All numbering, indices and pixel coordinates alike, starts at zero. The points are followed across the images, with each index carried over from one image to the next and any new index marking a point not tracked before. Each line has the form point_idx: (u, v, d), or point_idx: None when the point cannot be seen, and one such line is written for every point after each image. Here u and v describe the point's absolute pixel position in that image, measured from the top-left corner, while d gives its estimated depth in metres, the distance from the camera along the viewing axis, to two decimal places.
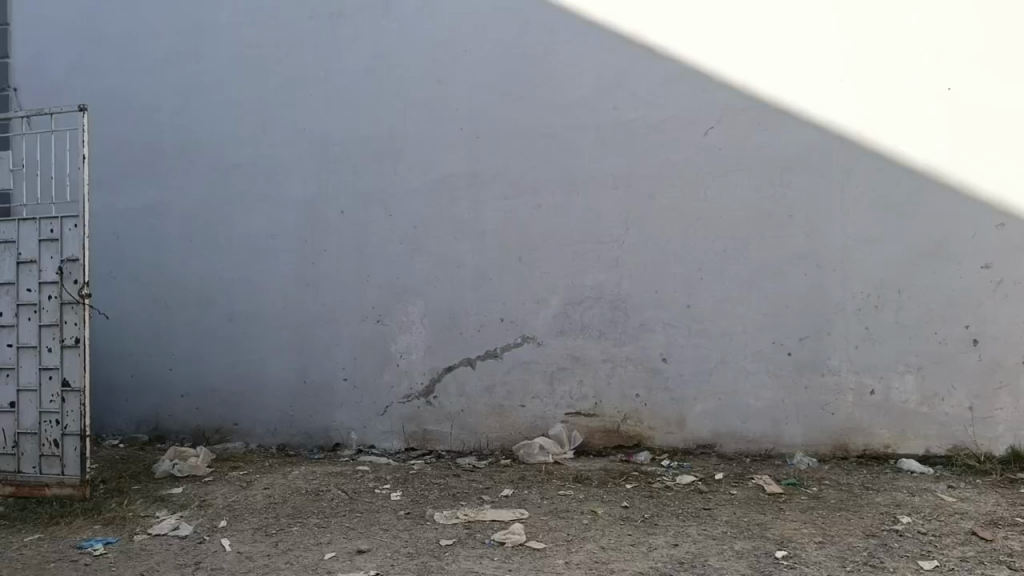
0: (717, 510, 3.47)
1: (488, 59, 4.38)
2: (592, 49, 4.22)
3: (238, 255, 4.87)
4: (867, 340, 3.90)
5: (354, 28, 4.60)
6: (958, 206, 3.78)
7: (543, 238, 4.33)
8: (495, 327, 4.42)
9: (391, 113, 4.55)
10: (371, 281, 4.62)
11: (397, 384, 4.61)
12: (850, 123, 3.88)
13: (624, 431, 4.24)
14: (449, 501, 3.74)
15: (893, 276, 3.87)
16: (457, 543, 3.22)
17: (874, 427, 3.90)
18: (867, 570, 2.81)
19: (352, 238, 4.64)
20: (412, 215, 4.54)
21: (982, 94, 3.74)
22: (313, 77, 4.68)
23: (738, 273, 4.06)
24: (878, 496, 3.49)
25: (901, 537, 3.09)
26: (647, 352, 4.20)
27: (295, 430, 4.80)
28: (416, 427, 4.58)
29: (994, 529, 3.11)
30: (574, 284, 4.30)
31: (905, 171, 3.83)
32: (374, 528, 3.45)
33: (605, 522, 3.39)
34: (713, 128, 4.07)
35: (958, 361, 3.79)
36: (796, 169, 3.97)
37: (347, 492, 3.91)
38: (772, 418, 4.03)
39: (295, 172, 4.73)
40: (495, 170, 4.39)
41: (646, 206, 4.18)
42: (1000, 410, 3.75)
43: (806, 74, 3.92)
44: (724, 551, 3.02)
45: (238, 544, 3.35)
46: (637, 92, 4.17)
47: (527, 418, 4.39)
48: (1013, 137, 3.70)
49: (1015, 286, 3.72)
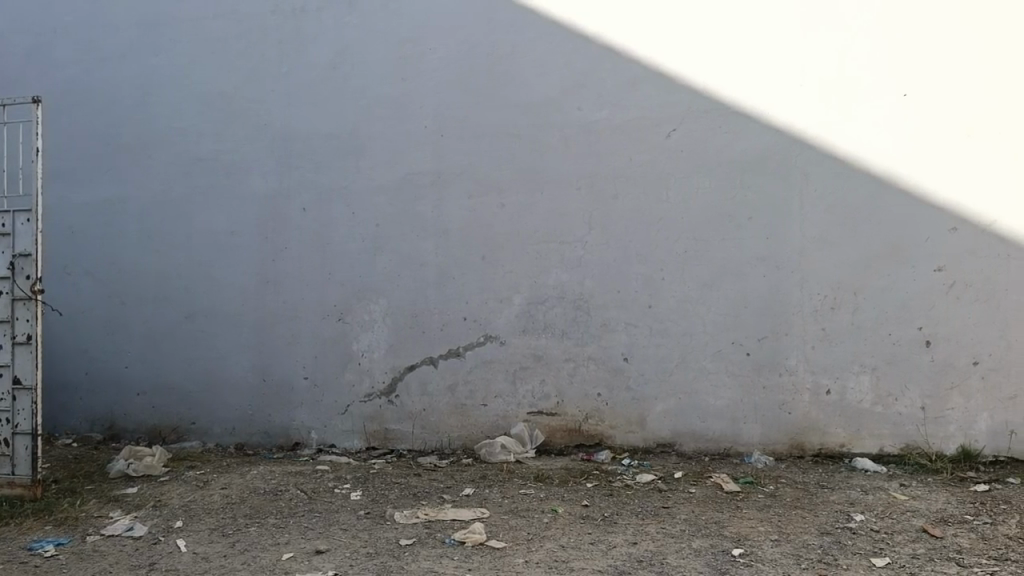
0: (676, 508, 3.51)
1: (454, 58, 4.37)
2: (557, 49, 4.23)
3: (197, 251, 4.80)
4: (823, 341, 3.97)
5: (318, 24, 4.55)
6: (913, 210, 3.85)
7: (507, 237, 4.33)
8: (457, 326, 4.41)
9: (355, 109, 4.51)
10: (333, 279, 4.58)
11: (357, 383, 4.57)
12: (809, 128, 3.94)
13: (585, 430, 4.27)
14: (410, 500, 3.73)
15: (850, 279, 3.93)
16: (417, 543, 3.21)
17: (830, 427, 3.97)
18: (821, 567, 2.86)
19: (314, 235, 4.60)
20: (375, 213, 4.50)
21: (937, 100, 3.81)
22: (276, 72, 4.63)
23: (699, 274, 4.10)
24: (833, 495, 3.56)
25: (855, 534, 3.15)
26: (609, 352, 4.22)
27: (255, 429, 4.75)
28: (378, 426, 4.55)
29: (944, 527, 3.18)
30: (537, 284, 4.31)
31: (861, 175, 3.90)
32: (333, 528, 3.42)
33: (565, 521, 3.40)
34: (676, 130, 4.10)
35: (911, 361, 3.87)
36: (756, 172, 4.02)
37: (306, 492, 3.88)
38: (731, 417, 4.08)
39: (256, 167, 4.68)
40: (459, 169, 4.38)
41: (610, 206, 4.20)
42: (951, 409, 3.83)
43: (768, 77, 3.97)
44: (682, 549, 3.05)
45: (194, 544, 3.30)
46: (601, 92, 4.18)
47: (489, 417, 4.39)
48: (967, 142, 3.78)
49: (966, 289, 3.81)
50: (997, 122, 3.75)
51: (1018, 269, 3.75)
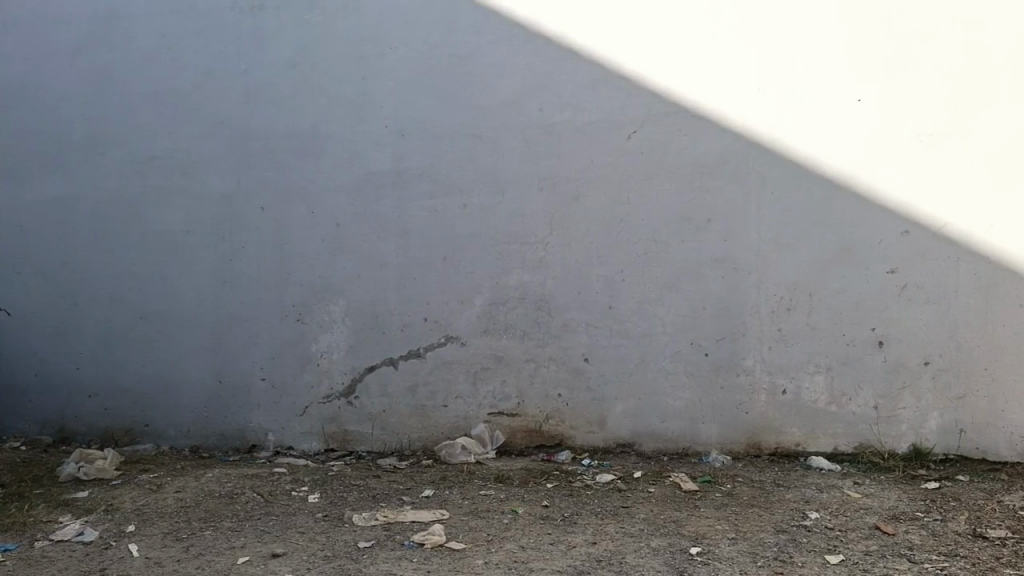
0: (635, 508, 3.53)
1: (415, 57, 4.34)
2: (518, 50, 4.22)
3: (152, 250, 4.71)
4: (780, 342, 4.02)
5: (277, 21, 4.49)
6: (867, 214, 3.91)
7: (468, 238, 4.33)
8: (418, 327, 4.39)
9: (315, 108, 4.47)
10: (291, 279, 4.53)
11: (316, 385, 4.53)
12: (767, 132, 3.99)
13: (546, 431, 4.28)
14: (369, 502, 3.70)
15: (805, 280, 3.99)
16: (376, 545, 3.18)
17: (785, 426, 4.03)
18: (777, 564, 2.90)
19: (272, 235, 4.55)
20: (334, 213, 4.46)
21: (892, 105, 3.86)
22: (234, 69, 4.56)
23: (658, 275, 4.13)
24: (788, 493, 3.61)
25: (810, 532, 3.19)
26: (570, 353, 4.24)
27: (211, 431, 4.68)
28: (337, 428, 4.52)
29: (896, 524, 3.25)
30: (498, 284, 4.31)
31: (817, 179, 3.95)
32: (290, 531, 3.38)
33: (525, 521, 3.40)
34: (636, 132, 4.13)
35: (864, 361, 3.94)
36: (715, 175, 4.06)
37: (263, 495, 3.83)
38: (689, 417, 4.13)
39: (213, 165, 4.61)
40: (420, 169, 4.36)
41: (570, 207, 4.21)
42: (903, 409, 3.91)
43: (726, 81, 4.01)
44: (641, 549, 3.07)
45: (147, 549, 3.24)
46: (563, 94, 4.19)
47: (449, 418, 4.38)
48: (920, 147, 3.83)
49: (918, 291, 3.88)
50: (949, 127, 3.80)
51: (968, 271, 3.82)
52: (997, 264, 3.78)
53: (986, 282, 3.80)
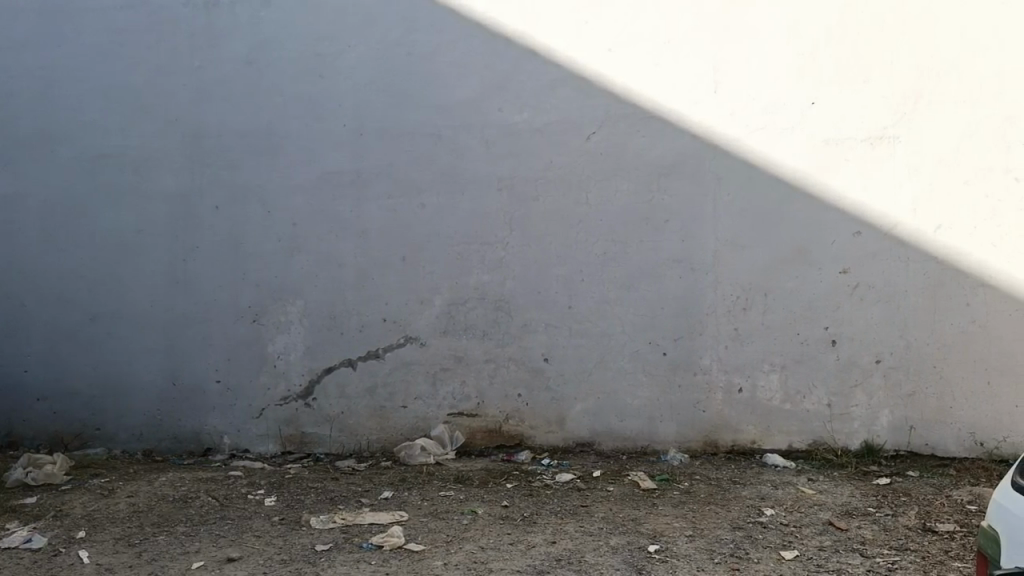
0: (594, 506, 3.55)
1: (374, 56, 4.31)
2: (478, 50, 4.21)
3: (102, 250, 4.61)
4: (736, 341, 4.07)
5: (232, 17, 4.41)
6: (820, 215, 3.98)
7: (427, 238, 4.31)
8: (376, 327, 4.36)
9: (271, 106, 4.40)
10: (247, 280, 4.47)
11: (273, 386, 4.47)
12: (723, 135, 4.04)
13: (505, 431, 4.29)
14: (327, 505, 3.66)
15: (760, 280, 4.05)
16: (334, 548, 3.15)
17: (741, 424, 4.09)
18: (733, 561, 2.95)
19: (228, 234, 4.48)
20: (291, 212, 4.41)
21: (844, 109, 3.93)
22: (187, 66, 4.47)
23: (617, 275, 4.16)
24: (744, 490, 3.66)
25: (765, 529, 3.24)
26: (529, 353, 4.24)
27: (164, 434, 4.60)
28: (294, 430, 4.47)
29: (849, 519, 3.31)
30: (458, 284, 4.29)
31: (772, 181, 4.01)
32: (246, 535, 3.33)
33: (484, 522, 3.40)
34: (595, 134, 4.15)
35: (818, 360, 4.01)
36: (673, 176, 4.10)
37: (218, 498, 3.77)
38: (647, 416, 4.16)
39: (166, 164, 4.52)
40: (379, 169, 4.33)
41: (530, 207, 4.22)
42: (855, 406, 3.99)
43: (683, 84, 4.05)
44: (600, 547, 3.09)
45: (98, 555, 3.17)
46: (522, 95, 4.19)
47: (408, 419, 4.36)
48: (871, 149, 3.91)
49: (869, 290, 3.96)
50: (899, 130, 3.89)
51: (917, 271, 3.91)
52: (944, 263, 3.88)
53: (935, 282, 3.90)
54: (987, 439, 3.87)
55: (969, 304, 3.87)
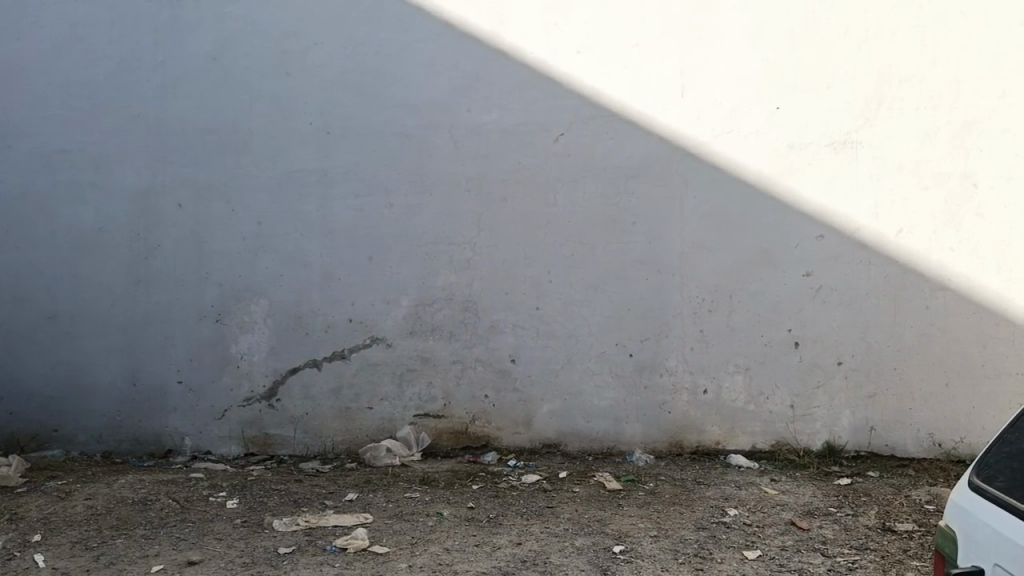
0: (560, 507, 3.55)
1: (341, 54, 4.27)
2: (446, 50, 4.20)
3: (60, 247, 4.51)
4: (701, 342, 4.10)
5: (197, 12, 4.34)
6: (784, 218, 4.02)
7: (394, 238, 4.28)
8: (342, 327, 4.32)
9: (236, 103, 4.35)
10: (210, 279, 4.41)
11: (236, 387, 4.42)
12: (689, 138, 4.07)
13: (472, 432, 4.28)
14: (290, 507, 3.62)
15: (726, 282, 4.08)
16: (297, 550, 3.13)
17: (706, 425, 4.12)
18: (696, 561, 2.97)
19: (191, 233, 4.41)
20: (256, 211, 4.36)
21: (808, 113, 3.98)
22: (150, 61, 4.40)
23: (584, 276, 4.17)
24: (709, 490, 3.69)
25: (729, 529, 3.27)
26: (496, 353, 4.24)
27: (123, 436, 4.52)
28: (257, 432, 4.42)
29: (811, 519, 3.35)
30: (425, 285, 4.27)
31: (738, 184, 4.04)
32: (207, 538, 3.29)
33: (450, 523, 3.39)
34: (563, 135, 4.16)
35: (781, 361, 4.05)
36: (640, 178, 4.12)
37: (179, 501, 3.71)
38: (613, 417, 4.18)
39: (128, 161, 4.45)
40: (346, 168, 4.29)
41: (498, 208, 4.21)
42: (817, 407, 4.04)
43: (651, 86, 4.07)
44: (565, 548, 3.10)
45: (54, 559, 3.10)
46: (491, 95, 4.19)
47: (374, 420, 4.33)
48: (834, 154, 3.96)
49: (831, 293, 4.01)
50: (862, 135, 3.95)
51: (878, 274, 3.97)
52: (904, 266, 3.95)
53: (895, 285, 3.96)
54: (945, 439, 3.95)
55: (928, 307, 3.94)
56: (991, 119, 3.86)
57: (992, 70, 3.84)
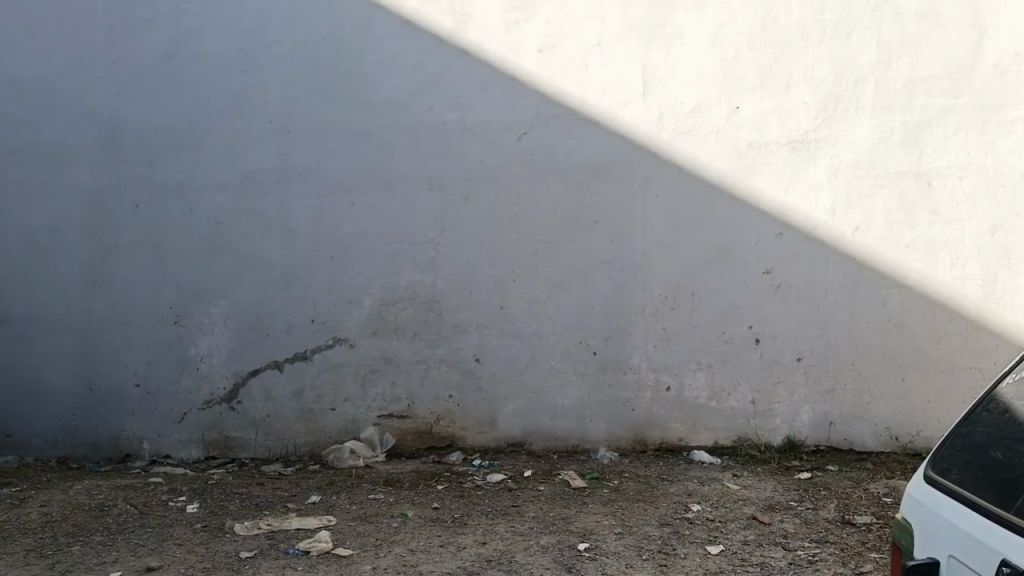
0: (525, 506, 3.55)
1: (300, 52, 4.22)
2: (407, 48, 4.18)
3: (12, 249, 4.40)
4: (664, 340, 4.13)
5: (152, 9, 4.26)
6: (744, 217, 4.07)
7: (356, 238, 4.25)
8: (305, 328, 4.28)
9: (194, 101, 4.28)
10: (168, 280, 4.33)
11: (196, 390, 4.35)
12: (650, 137, 4.09)
13: (436, 433, 4.26)
14: (252, 511, 3.57)
15: (687, 280, 4.11)
16: (259, 554, 3.09)
17: (669, 422, 4.15)
18: (660, 557, 3.00)
19: (148, 233, 4.33)
20: (215, 211, 4.29)
21: (767, 113, 4.03)
22: (104, 59, 4.31)
23: (548, 275, 4.17)
24: (672, 487, 3.72)
25: (692, 524, 3.30)
26: (460, 353, 4.23)
27: (79, 441, 4.42)
28: (218, 435, 4.36)
29: (772, 513, 3.40)
30: (388, 285, 4.25)
31: (698, 183, 4.08)
32: (166, 543, 3.23)
33: (415, 524, 3.37)
34: (526, 134, 4.15)
35: (742, 359, 4.10)
36: (602, 177, 4.13)
37: (137, 506, 3.64)
38: (578, 415, 4.19)
39: (82, 161, 4.35)
40: (306, 166, 4.25)
41: (461, 207, 4.20)
42: (778, 403, 4.09)
43: (613, 86, 4.09)
44: (530, 547, 3.10)
45: (6, 568, 3.03)
46: (453, 94, 4.17)
47: (337, 422, 4.29)
48: (792, 153, 4.02)
49: (791, 290, 4.06)
50: (818, 135, 4.01)
51: (836, 272, 4.04)
52: (861, 263, 4.02)
53: (852, 282, 4.03)
54: (901, 433, 4.03)
55: (884, 304, 4.02)
56: (942, 119, 3.94)
57: (944, 71, 3.92)
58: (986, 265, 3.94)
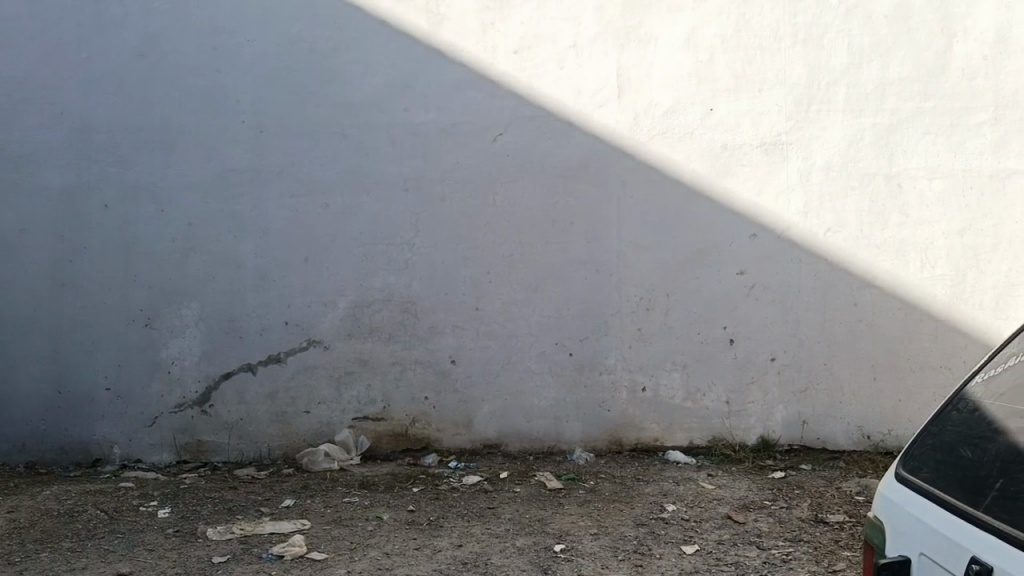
0: (500, 508, 3.55)
1: (274, 51, 4.19)
2: (382, 48, 4.15)
3: None
4: (639, 341, 4.15)
5: (122, 7, 4.20)
6: (718, 218, 4.09)
7: (331, 239, 4.22)
8: (279, 330, 4.24)
9: (165, 101, 4.23)
10: (139, 282, 4.27)
11: (167, 393, 4.30)
12: (625, 139, 4.10)
13: (412, 435, 4.24)
14: (225, 515, 3.54)
15: (662, 281, 4.13)
16: (232, 559, 3.06)
17: (645, 422, 4.16)
18: (636, 558, 3.00)
19: (118, 234, 4.27)
20: (187, 212, 4.25)
21: (740, 114, 4.05)
22: (74, 57, 4.24)
23: (524, 276, 4.17)
24: (648, 487, 3.73)
25: (667, 524, 3.31)
26: (435, 355, 4.21)
27: (47, 446, 4.35)
28: (190, 439, 4.31)
29: (746, 512, 3.42)
30: (363, 286, 4.22)
31: (673, 185, 4.10)
32: (137, 549, 3.19)
33: (390, 527, 3.35)
34: (502, 135, 4.15)
35: (717, 359, 4.12)
36: (578, 178, 4.14)
37: (107, 511, 3.59)
38: (554, 416, 4.19)
39: (51, 160, 4.28)
40: (280, 167, 4.21)
41: (436, 207, 4.19)
42: (752, 403, 4.12)
43: (589, 87, 4.09)
44: (506, 548, 3.10)
45: None
46: (429, 95, 4.16)
47: (311, 425, 4.26)
48: (766, 154, 4.05)
49: (764, 290, 4.09)
50: (791, 136, 4.04)
51: (809, 273, 4.07)
52: (833, 264, 4.06)
53: (825, 283, 4.07)
54: (874, 432, 4.07)
55: (856, 304, 4.06)
56: (913, 121, 3.99)
57: (915, 74, 3.97)
58: (956, 266, 3.99)
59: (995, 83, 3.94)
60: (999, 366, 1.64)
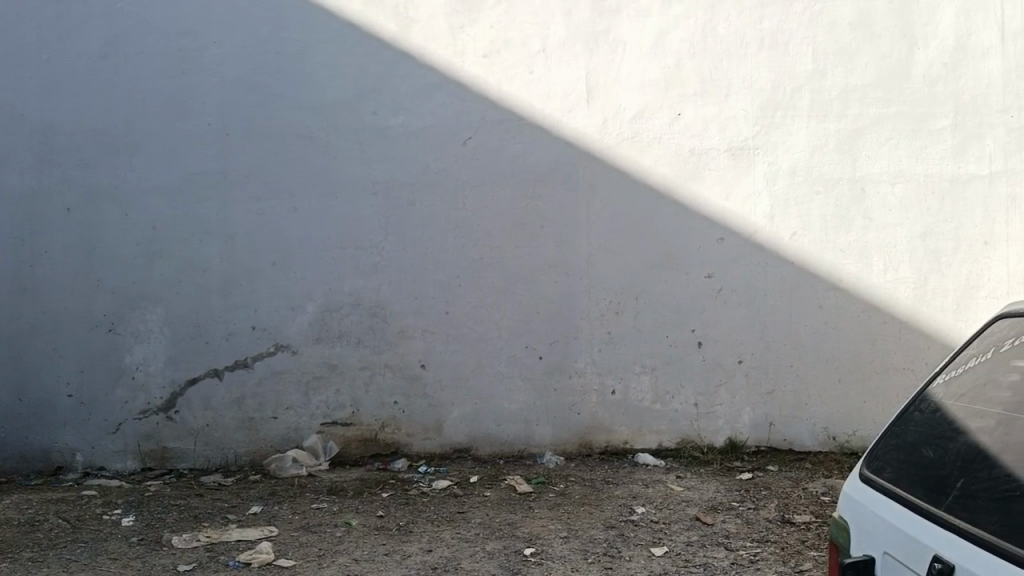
0: (471, 512, 3.54)
1: (240, 53, 4.15)
2: (350, 51, 4.13)
3: None
4: (609, 344, 4.16)
5: (85, 8, 4.14)
6: (686, 222, 4.12)
7: (299, 243, 4.18)
8: (246, 335, 4.20)
9: (129, 103, 4.16)
10: (102, 287, 4.21)
11: (131, 400, 4.23)
12: (594, 143, 4.12)
13: (381, 440, 4.22)
14: (190, 523, 3.49)
15: (631, 284, 4.15)
16: (197, 568, 3.01)
17: (614, 425, 4.18)
18: (605, 560, 3.01)
19: (81, 238, 4.20)
20: (151, 216, 4.19)
21: (706, 119, 4.09)
22: (35, 58, 4.17)
23: (494, 280, 4.17)
24: (617, 489, 3.75)
25: (636, 526, 3.33)
26: (405, 359, 4.19)
27: (8, 454, 4.26)
28: (155, 446, 4.24)
29: (715, 514, 3.44)
30: (332, 290, 4.19)
31: (641, 188, 4.13)
32: (100, 558, 3.13)
33: (359, 533, 3.33)
34: (472, 138, 4.14)
35: (685, 361, 4.15)
36: (547, 182, 4.15)
37: (69, 520, 3.52)
38: (523, 420, 4.19)
39: (11, 163, 4.20)
40: (247, 170, 4.17)
41: (405, 211, 4.17)
42: (720, 405, 4.16)
43: (557, 92, 4.11)
44: (476, 553, 3.09)
45: None
46: (397, 98, 4.14)
47: (279, 431, 4.22)
48: (732, 158, 4.09)
49: (731, 293, 4.13)
50: (756, 141, 4.09)
51: (775, 276, 4.12)
52: (798, 267, 4.11)
53: (791, 285, 4.12)
54: (838, 433, 4.13)
55: (821, 307, 4.11)
56: (874, 127, 4.06)
57: (877, 80, 4.04)
58: (918, 268, 4.07)
59: (954, 89, 4.02)
60: (958, 368, 1.67)
